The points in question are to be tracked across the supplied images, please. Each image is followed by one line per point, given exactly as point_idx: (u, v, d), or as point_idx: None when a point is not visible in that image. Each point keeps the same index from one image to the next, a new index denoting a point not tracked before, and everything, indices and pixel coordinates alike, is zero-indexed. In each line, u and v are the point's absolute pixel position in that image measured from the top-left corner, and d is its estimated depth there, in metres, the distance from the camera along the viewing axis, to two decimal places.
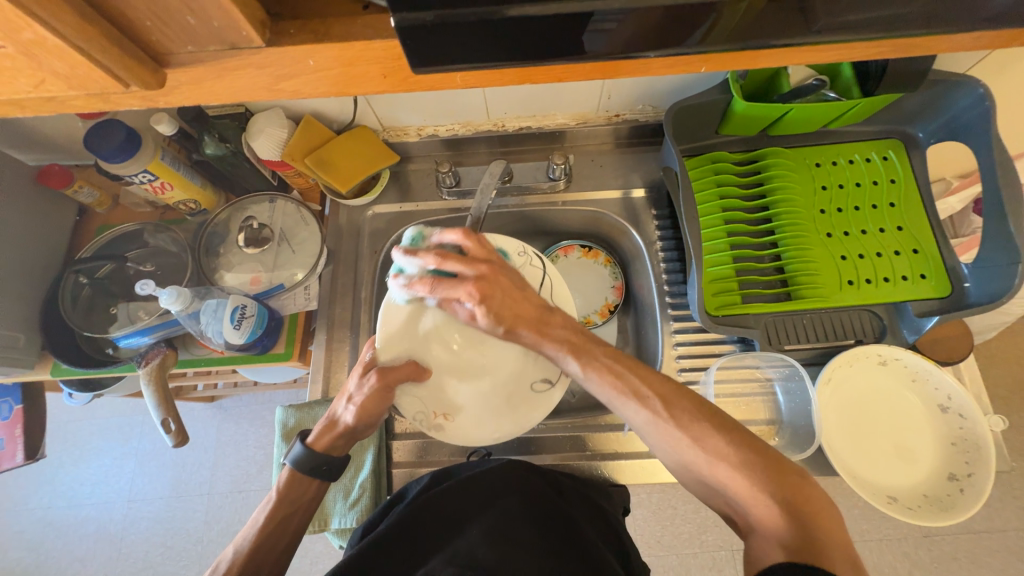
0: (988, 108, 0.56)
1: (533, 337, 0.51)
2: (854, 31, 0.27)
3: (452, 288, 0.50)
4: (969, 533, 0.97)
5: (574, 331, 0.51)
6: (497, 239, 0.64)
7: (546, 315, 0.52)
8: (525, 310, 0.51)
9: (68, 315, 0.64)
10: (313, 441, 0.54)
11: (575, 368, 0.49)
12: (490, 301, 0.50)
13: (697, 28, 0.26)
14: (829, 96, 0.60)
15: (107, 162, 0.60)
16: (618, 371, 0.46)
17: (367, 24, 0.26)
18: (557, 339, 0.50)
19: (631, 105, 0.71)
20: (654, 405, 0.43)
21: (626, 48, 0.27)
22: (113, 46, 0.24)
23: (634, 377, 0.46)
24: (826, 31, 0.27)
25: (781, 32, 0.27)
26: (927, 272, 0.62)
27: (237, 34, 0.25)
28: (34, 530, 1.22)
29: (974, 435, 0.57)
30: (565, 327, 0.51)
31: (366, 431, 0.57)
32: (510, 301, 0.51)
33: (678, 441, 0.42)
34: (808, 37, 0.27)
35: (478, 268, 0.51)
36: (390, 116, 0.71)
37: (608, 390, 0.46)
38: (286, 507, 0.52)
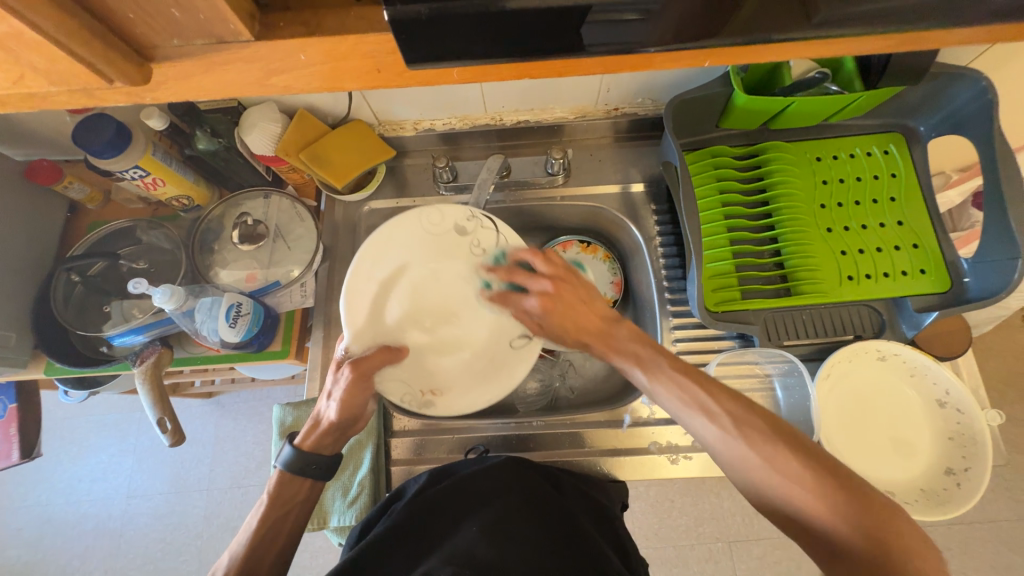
0: (991, 102, 0.56)
1: (597, 348, 0.55)
2: (854, 24, 0.26)
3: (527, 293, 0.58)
4: (963, 524, 0.98)
5: (637, 342, 0.52)
6: (439, 208, 0.60)
7: (609, 328, 0.54)
8: (588, 321, 0.55)
9: (61, 313, 0.63)
10: (302, 441, 0.54)
11: (642, 377, 0.50)
12: (553, 314, 0.56)
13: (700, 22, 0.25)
14: (831, 90, 0.59)
15: (98, 158, 0.59)
16: (687, 386, 0.46)
17: (360, 17, 0.26)
18: (622, 353, 0.52)
19: (630, 98, 0.70)
20: (725, 418, 0.44)
21: (626, 43, 0.26)
22: (95, 40, 0.23)
23: (705, 392, 0.46)
24: (824, 24, 0.26)
25: (787, 25, 0.26)
26: (927, 267, 0.62)
27: (224, 27, 0.25)
28: (33, 527, 1.22)
29: (970, 430, 0.57)
30: (630, 341, 0.52)
31: (354, 425, 0.57)
32: (573, 310, 0.55)
33: (745, 454, 0.42)
34: (805, 30, 0.27)
35: (551, 276, 0.56)
36: (385, 110, 0.70)
37: (681, 401, 0.47)
38: (278, 509, 0.51)
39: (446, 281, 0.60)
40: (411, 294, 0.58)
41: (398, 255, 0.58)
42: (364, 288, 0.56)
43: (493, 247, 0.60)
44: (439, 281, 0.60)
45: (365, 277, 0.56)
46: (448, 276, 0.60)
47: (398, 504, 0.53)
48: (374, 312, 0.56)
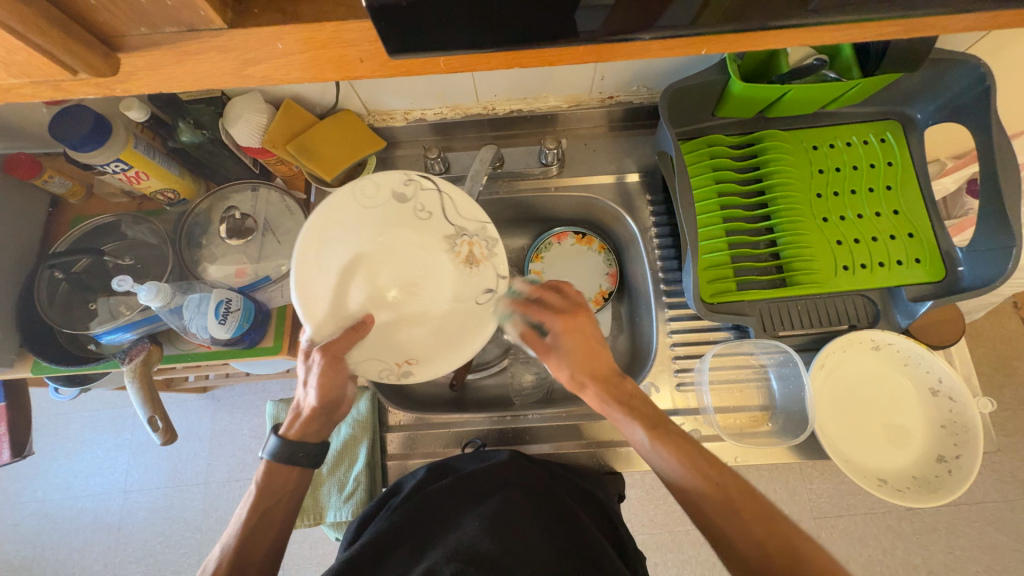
0: (989, 88, 0.55)
1: (602, 396, 0.53)
2: (852, 12, 0.25)
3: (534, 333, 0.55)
4: (952, 506, 0.99)
5: (638, 399, 0.52)
6: (372, 180, 0.57)
7: (615, 376, 0.53)
8: (598, 363, 0.53)
9: (45, 312, 0.62)
10: (288, 431, 0.53)
11: (643, 438, 0.50)
12: (570, 340, 0.53)
13: (691, 10, 0.24)
14: (829, 77, 0.58)
15: (77, 152, 0.57)
16: (687, 453, 0.48)
17: (340, 3, 0.24)
18: (622, 402, 0.52)
19: (625, 86, 0.68)
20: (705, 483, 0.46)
21: (618, 29, 0.25)
22: (55, 28, 0.22)
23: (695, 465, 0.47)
24: (818, 11, 0.25)
25: (781, 12, 0.25)
26: (922, 256, 0.62)
27: (194, 14, 0.23)
28: (30, 523, 1.21)
29: (962, 417, 0.57)
30: (629, 396, 0.52)
31: (337, 411, 0.55)
32: (587, 349, 0.53)
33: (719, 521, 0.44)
34: (800, 17, 0.26)
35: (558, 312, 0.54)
36: (375, 99, 0.68)
37: (670, 464, 0.48)
38: (269, 499, 0.51)
39: (398, 253, 0.60)
40: (365, 274, 0.58)
41: (346, 238, 0.57)
42: (315, 284, 0.54)
43: (439, 210, 0.59)
44: (393, 254, 0.60)
45: (313, 270, 0.54)
46: (402, 246, 0.60)
47: (395, 500, 0.53)
48: (327, 297, 0.55)
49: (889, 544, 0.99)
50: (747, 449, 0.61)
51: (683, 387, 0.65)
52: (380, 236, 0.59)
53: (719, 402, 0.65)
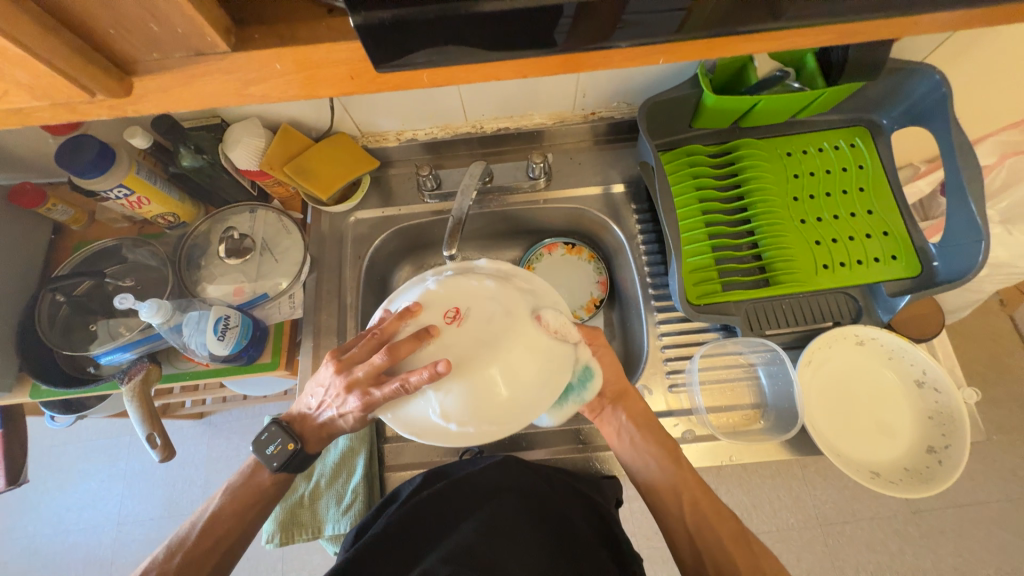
0: (945, 94, 0.59)
1: (642, 426, 0.59)
2: (807, 19, 0.28)
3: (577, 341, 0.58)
4: (957, 507, 0.98)
5: (669, 438, 0.59)
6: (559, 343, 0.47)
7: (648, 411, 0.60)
8: (632, 397, 0.60)
9: (46, 334, 0.63)
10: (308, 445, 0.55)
11: (676, 480, 0.56)
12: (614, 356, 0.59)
13: (658, 19, 0.27)
14: (794, 87, 0.62)
15: (81, 178, 0.59)
16: (709, 498, 0.56)
17: (332, 26, 0.27)
18: (662, 443, 0.58)
19: (606, 102, 0.72)
20: (731, 526, 0.54)
21: (593, 39, 0.28)
22: (76, 55, 0.24)
23: (718, 509, 0.55)
24: (786, 20, 0.28)
25: (747, 18, 0.28)
26: (897, 253, 0.65)
27: (201, 40, 0.26)
28: (20, 561, 1.18)
29: (948, 408, 0.58)
30: (659, 433, 0.59)
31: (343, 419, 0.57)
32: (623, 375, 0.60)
33: (734, 553, 0.52)
34: (770, 25, 0.28)
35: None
36: (368, 121, 0.71)
37: (688, 503, 0.56)
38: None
39: (484, 335, 0.43)
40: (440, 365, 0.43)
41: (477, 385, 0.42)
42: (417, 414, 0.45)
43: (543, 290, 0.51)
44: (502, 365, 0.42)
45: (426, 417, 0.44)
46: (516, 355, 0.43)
47: (392, 507, 0.53)
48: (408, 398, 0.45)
49: (897, 549, 0.97)
50: (741, 447, 0.62)
51: (676, 389, 0.66)
52: (493, 354, 0.42)
53: (710, 402, 0.66)
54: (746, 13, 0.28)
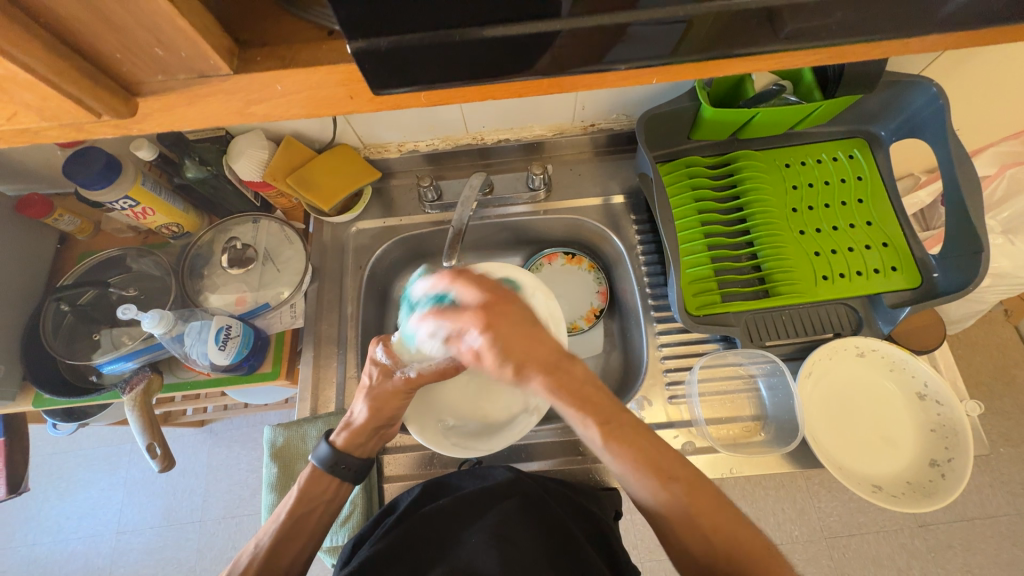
0: (943, 106, 0.59)
1: (547, 385, 0.48)
2: (808, 40, 0.28)
3: (457, 321, 0.49)
4: (964, 521, 0.96)
5: (590, 388, 0.49)
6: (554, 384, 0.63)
7: (565, 362, 0.49)
8: (540, 350, 0.48)
9: (50, 343, 0.64)
10: (339, 440, 0.55)
11: (594, 434, 0.48)
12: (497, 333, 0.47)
13: (663, 35, 0.27)
14: (791, 100, 0.63)
15: (88, 190, 0.60)
16: (647, 456, 0.47)
17: (332, 48, 0.28)
18: (575, 397, 0.48)
19: (605, 114, 0.73)
20: (654, 479, 0.46)
21: (596, 61, 0.28)
22: (82, 77, 0.25)
23: (653, 455, 0.47)
24: (792, 38, 0.28)
25: (755, 39, 0.28)
26: (897, 264, 0.64)
27: (204, 62, 0.26)
28: (19, 570, 1.18)
29: (950, 421, 0.58)
30: (580, 385, 0.48)
31: (385, 428, 0.58)
32: (515, 337, 0.47)
33: (657, 503, 0.46)
34: (776, 44, 0.28)
35: (482, 295, 0.49)
36: (370, 133, 0.72)
37: (625, 468, 0.47)
38: (305, 505, 0.53)
39: (509, 381, 0.62)
40: (470, 401, 0.63)
41: (488, 418, 0.62)
42: (430, 423, 0.60)
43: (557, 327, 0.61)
44: (506, 403, 0.62)
45: (437, 430, 0.59)
46: (516, 399, 0.62)
47: (391, 519, 0.53)
48: (433, 412, 0.61)
49: (904, 564, 0.94)
50: (742, 459, 0.62)
51: (676, 400, 0.66)
52: (510, 401, 0.62)
53: (711, 413, 0.65)
54: (747, 34, 0.27)
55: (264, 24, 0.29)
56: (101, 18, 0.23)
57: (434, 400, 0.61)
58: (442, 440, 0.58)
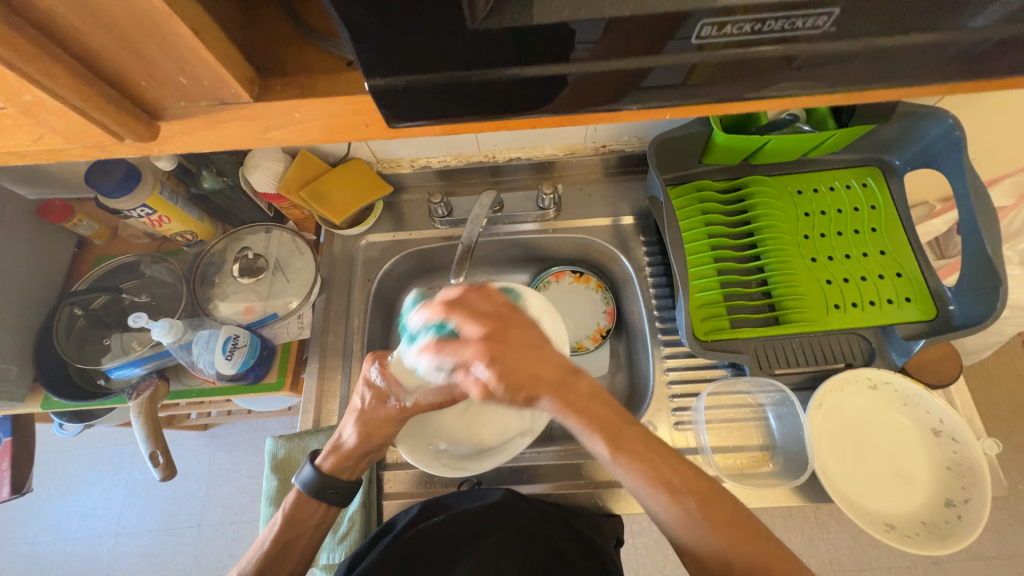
0: (959, 138, 0.58)
1: (555, 405, 0.45)
2: (819, 83, 0.28)
3: (459, 355, 0.45)
4: (980, 560, 0.93)
5: (597, 403, 0.46)
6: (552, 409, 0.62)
7: (570, 378, 0.46)
8: (543, 370, 0.45)
9: (62, 347, 0.65)
10: (323, 463, 0.55)
11: (603, 451, 0.46)
12: (501, 362, 0.44)
13: (675, 77, 0.27)
14: (804, 128, 0.62)
15: (107, 198, 0.62)
16: (657, 466, 0.45)
17: (351, 79, 0.28)
18: (582, 414, 0.46)
19: (617, 136, 0.73)
20: (665, 495, 0.45)
21: (607, 99, 0.28)
22: (108, 103, 0.26)
23: (662, 470, 0.45)
24: (803, 81, 0.28)
25: (768, 80, 0.28)
26: (912, 295, 0.63)
27: (226, 90, 0.27)
28: (18, 568, 1.18)
29: (968, 459, 0.56)
30: (587, 402, 0.46)
31: (374, 452, 0.57)
32: (523, 358, 0.45)
33: (669, 518, 0.45)
34: (787, 85, 0.28)
35: (483, 324, 0.44)
36: (383, 149, 0.73)
37: (637, 478, 0.45)
38: (290, 531, 0.52)
39: (507, 409, 0.61)
40: (465, 428, 0.61)
41: (482, 441, 0.61)
42: (422, 445, 0.59)
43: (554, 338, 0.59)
44: (500, 429, 0.61)
45: (429, 453, 0.59)
46: (511, 424, 0.61)
47: (387, 539, 0.52)
48: (426, 435, 0.60)
49: None
50: (749, 491, 0.60)
51: (682, 426, 0.65)
52: (505, 424, 0.61)
53: (717, 441, 0.64)
54: (760, 77, 0.27)
55: (286, 54, 0.29)
56: (130, 49, 0.24)
57: (428, 423, 0.60)
58: (432, 462, 0.58)
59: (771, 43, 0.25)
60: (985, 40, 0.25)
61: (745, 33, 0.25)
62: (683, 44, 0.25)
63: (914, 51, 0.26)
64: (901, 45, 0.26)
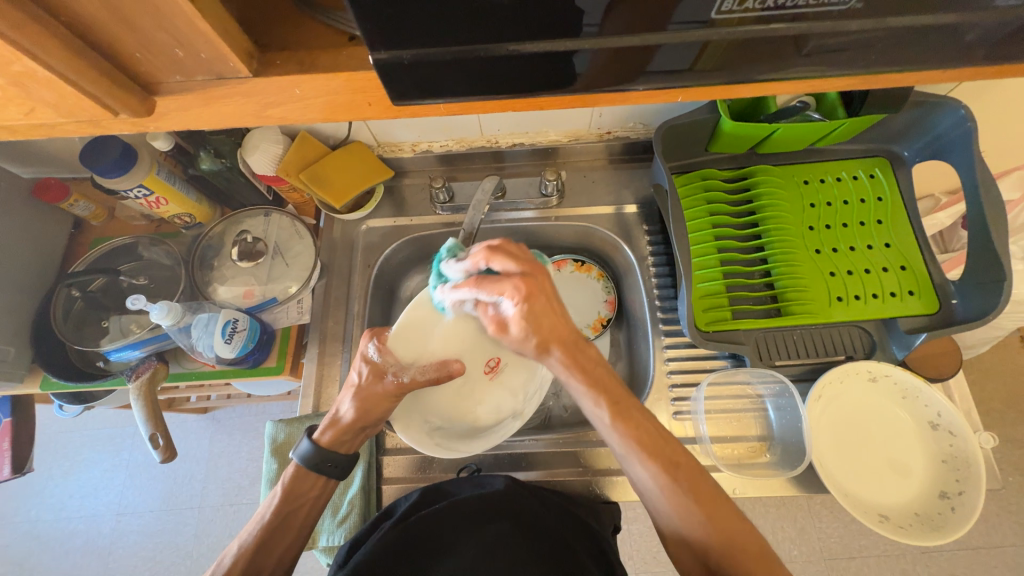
0: (970, 129, 0.57)
1: (563, 360, 0.48)
2: (837, 63, 0.27)
3: (494, 290, 0.46)
4: (969, 549, 0.94)
5: (602, 370, 0.49)
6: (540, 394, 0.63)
7: (581, 342, 0.49)
8: (563, 330, 0.48)
9: (60, 328, 0.64)
10: (321, 437, 0.55)
11: (604, 414, 0.47)
12: (534, 305, 0.46)
13: (686, 59, 0.26)
14: (814, 117, 0.61)
15: (103, 178, 0.60)
16: (653, 437, 0.46)
17: (352, 55, 0.27)
18: (588, 376, 0.48)
19: (622, 122, 0.72)
20: (657, 464, 0.45)
21: (615, 78, 0.27)
22: (102, 77, 0.25)
23: (656, 439, 0.46)
24: (819, 62, 0.27)
25: (779, 63, 0.27)
26: (915, 288, 0.63)
27: (224, 65, 0.26)
28: (21, 544, 1.20)
29: (964, 452, 0.57)
30: (593, 365, 0.49)
31: (372, 426, 0.57)
32: (549, 313, 0.47)
33: (658, 490, 0.45)
34: (801, 67, 0.27)
35: (524, 265, 0.47)
36: (384, 132, 0.72)
37: (631, 446, 0.46)
38: (291, 505, 0.53)
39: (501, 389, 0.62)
40: (459, 407, 0.61)
41: (475, 418, 0.62)
42: (416, 423, 0.59)
43: None
44: (490, 410, 0.62)
45: (422, 431, 0.58)
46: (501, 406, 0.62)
47: (388, 523, 0.53)
48: (421, 412, 0.60)
49: None
50: (745, 480, 0.61)
51: (680, 416, 0.65)
52: (498, 403, 0.62)
53: (716, 431, 0.64)
54: (775, 56, 0.27)
55: (284, 28, 0.28)
56: (122, 19, 0.23)
57: (422, 400, 0.60)
58: (425, 440, 0.58)
59: (788, 21, 0.24)
60: (1004, 22, 0.25)
61: (764, 8, 0.24)
62: (697, 21, 0.24)
63: (931, 32, 0.25)
64: (920, 27, 0.25)
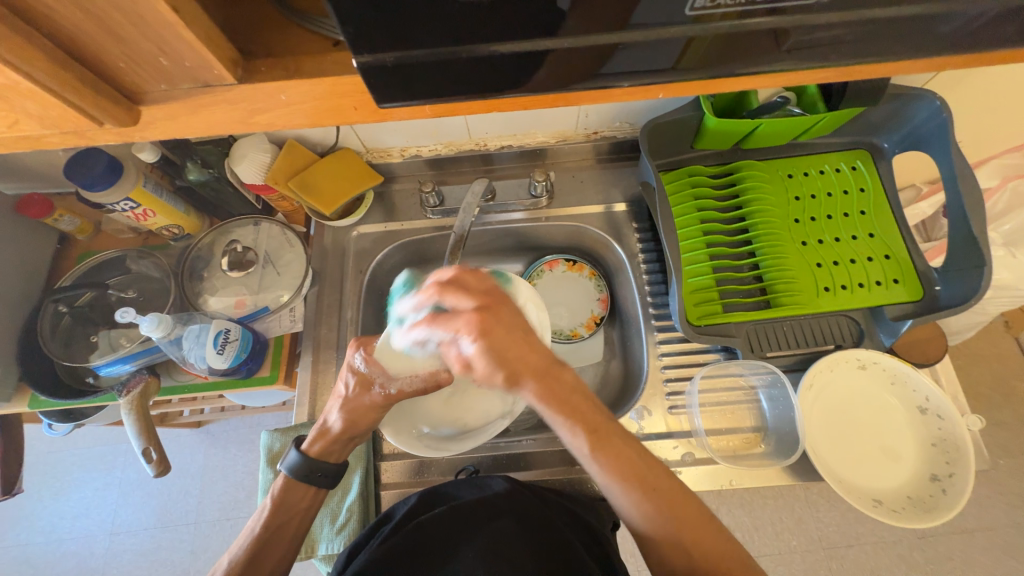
0: (946, 120, 0.59)
1: (537, 392, 0.45)
2: (814, 54, 0.28)
3: (448, 328, 0.44)
4: (963, 533, 0.95)
5: (578, 396, 0.46)
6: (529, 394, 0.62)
7: (555, 368, 0.46)
8: (531, 358, 0.45)
9: (47, 345, 0.63)
10: (309, 447, 0.55)
11: (582, 445, 0.45)
12: (491, 337, 0.43)
13: (665, 56, 0.27)
14: (795, 112, 0.63)
15: (88, 191, 0.60)
16: (635, 468, 0.45)
17: (337, 60, 0.28)
18: (563, 404, 0.45)
19: (608, 122, 0.73)
20: (637, 492, 0.45)
21: (596, 76, 0.28)
22: (87, 87, 0.25)
23: (636, 468, 0.45)
24: (793, 54, 0.28)
25: (754, 59, 0.28)
26: (900, 277, 0.64)
27: (210, 73, 0.26)
28: (11, 569, 1.17)
29: (952, 435, 0.58)
30: (569, 393, 0.46)
31: (361, 434, 0.57)
32: (513, 341, 0.44)
33: (637, 514, 0.45)
34: (775, 60, 0.28)
35: (477, 299, 0.45)
36: (372, 138, 0.72)
37: (609, 476, 0.45)
38: (282, 515, 0.52)
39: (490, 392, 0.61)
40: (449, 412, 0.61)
41: (464, 422, 0.62)
42: (405, 428, 0.59)
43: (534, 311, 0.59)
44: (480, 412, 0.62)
45: (412, 435, 0.59)
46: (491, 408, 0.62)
47: (388, 527, 0.53)
48: (410, 418, 0.60)
49: None
50: (742, 471, 0.61)
51: (676, 410, 0.66)
52: (486, 407, 0.61)
53: (711, 424, 0.65)
54: (750, 52, 0.27)
55: (270, 35, 0.29)
56: (106, 30, 0.23)
57: (413, 407, 0.60)
58: (414, 443, 0.58)
59: (763, 15, 0.25)
60: (970, 13, 0.26)
61: (738, 4, 0.24)
62: (674, 18, 0.25)
63: (900, 23, 0.26)
64: (890, 18, 0.25)
